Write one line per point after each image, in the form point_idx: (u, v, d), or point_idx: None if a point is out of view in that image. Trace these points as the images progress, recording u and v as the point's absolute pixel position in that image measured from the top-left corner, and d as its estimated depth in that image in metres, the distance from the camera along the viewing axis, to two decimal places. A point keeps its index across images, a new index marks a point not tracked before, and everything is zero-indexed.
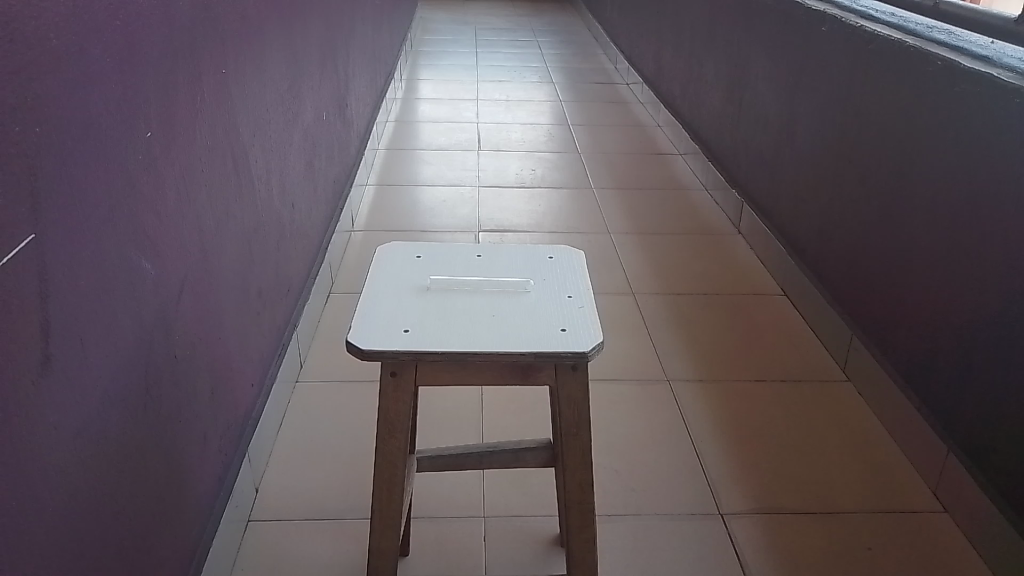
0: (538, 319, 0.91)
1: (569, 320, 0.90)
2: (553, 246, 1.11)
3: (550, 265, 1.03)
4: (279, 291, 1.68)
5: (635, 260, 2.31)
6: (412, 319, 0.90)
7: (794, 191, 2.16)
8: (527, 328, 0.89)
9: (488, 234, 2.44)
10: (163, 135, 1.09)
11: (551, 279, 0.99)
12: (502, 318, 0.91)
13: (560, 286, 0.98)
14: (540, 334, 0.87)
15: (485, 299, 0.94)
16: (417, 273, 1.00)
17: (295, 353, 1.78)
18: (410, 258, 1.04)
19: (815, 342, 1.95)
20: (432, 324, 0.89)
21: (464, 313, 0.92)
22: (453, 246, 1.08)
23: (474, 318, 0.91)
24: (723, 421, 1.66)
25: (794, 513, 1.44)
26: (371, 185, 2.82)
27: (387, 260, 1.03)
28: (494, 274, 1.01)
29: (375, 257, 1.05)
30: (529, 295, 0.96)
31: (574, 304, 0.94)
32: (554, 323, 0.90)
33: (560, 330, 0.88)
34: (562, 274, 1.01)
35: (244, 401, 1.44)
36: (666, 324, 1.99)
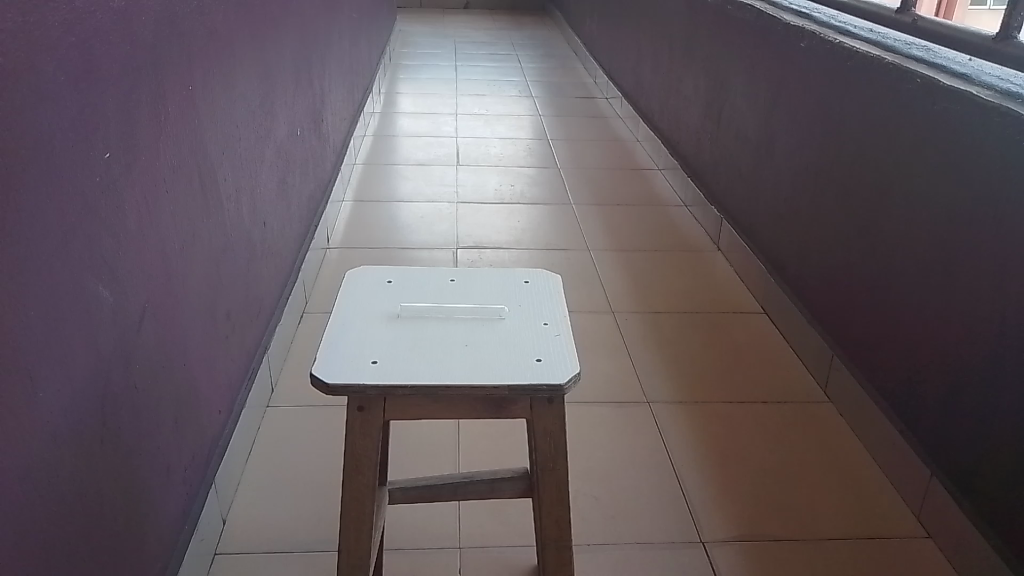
0: (513, 349, 0.87)
1: (545, 349, 0.87)
2: (529, 269, 1.07)
3: (526, 291, 1.00)
4: (249, 312, 1.63)
5: (615, 278, 2.28)
6: (381, 349, 0.86)
7: (774, 209, 2.14)
8: (501, 359, 0.85)
9: (466, 251, 2.41)
10: (123, 155, 1.04)
11: (527, 306, 0.96)
12: (475, 348, 0.87)
13: (536, 312, 0.94)
14: (515, 366, 0.84)
15: (457, 327, 0.91)
16: (388, 300, 0.96)
17: (266, 375, 1.73)
18: (381, 283, 1.00)
19: (796, 361, 1.93)
20: (401, 355, 0.85)
21: (435, 343, 0.88)
22: (426, 270, 1.04)
23: (446, 347, 0.87)
24: (703, 443, 1.64)
25: (775, 541, 1.41)
26: (347, 201, 2.78)
27: (356, 285, 0.99)
28: (468, 299, 0.97)
29: (345, 282, 1.01)
30: (503, 322, 0.92)
31: (551, 331, 0.90)
32: (528, 353, 0.86)
33: (535, 360, 0.85)
34: (538, 299, 0.98)
35: (211, 428, 1.39)
36: (646, 343, 1.96)
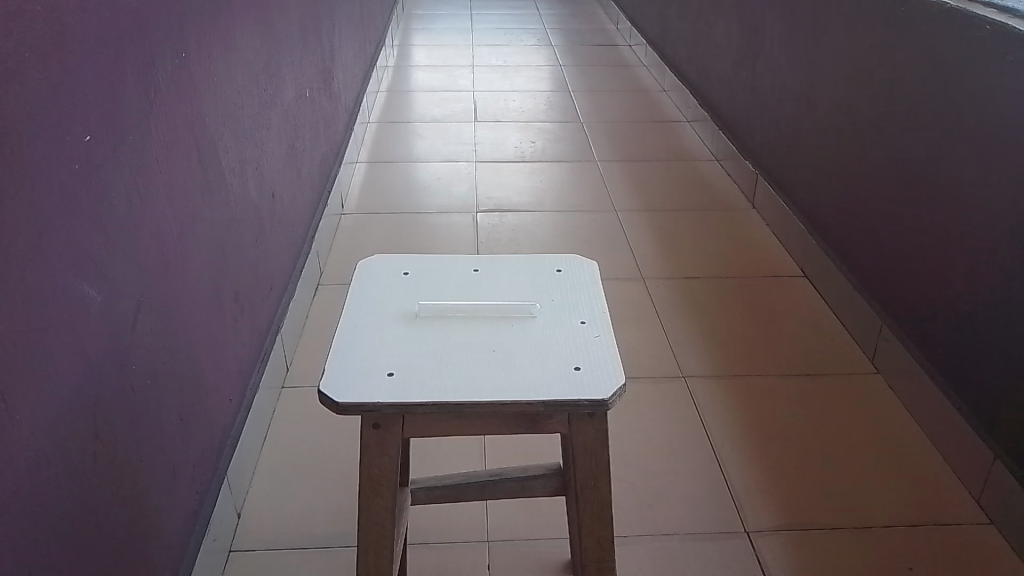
0: (547, 355, 0.77)
1: (583, 355, 0.77)
2: (561, 255, 0.97)
3: (558, 282, 0.89)
4: (259, 291, 1.54)
5: (644, 240, 2.16)
6: (397, 357, 0.76)
7: (815, 166, 2.00)
8: (534, 368, 0.75)
9: (487, 215, 2.30)
10: (106, 137, 0.94)
11: (561, 301, 0.85)
12: (504, 354, 0.77)
13: (571, 309, 0.84)
14: (549, 377, 0.74)
15: (483, 329, 0.81)
16: (405, 297, 0.86)
17: (281, 355, 1.65)
18: (397, 276, 0.90)
19: (840, 329, 1.82)
20: (419, 363, 0.75)
21: (458, 348, 0.78)
22: (446, 259, 0.94)
23: (471, 354, 0.77)
24: (744, 421, 1.54)
25: (825, 529, 1.32)
26: (361, 162, 2.66)
27: (368, 279, 0.90)
28: (494, 294, 0.87)
29: (356, 275, 0.91)
30: (535, 321, 0.82)
31: (590, 331, 0.80)
32: (565, 359, 0.76)
33: (573, 369, 0.75)
34: (573, 292, 0.87)
35: (222, 419, 1.31)
36: (680, 312, 1.86)
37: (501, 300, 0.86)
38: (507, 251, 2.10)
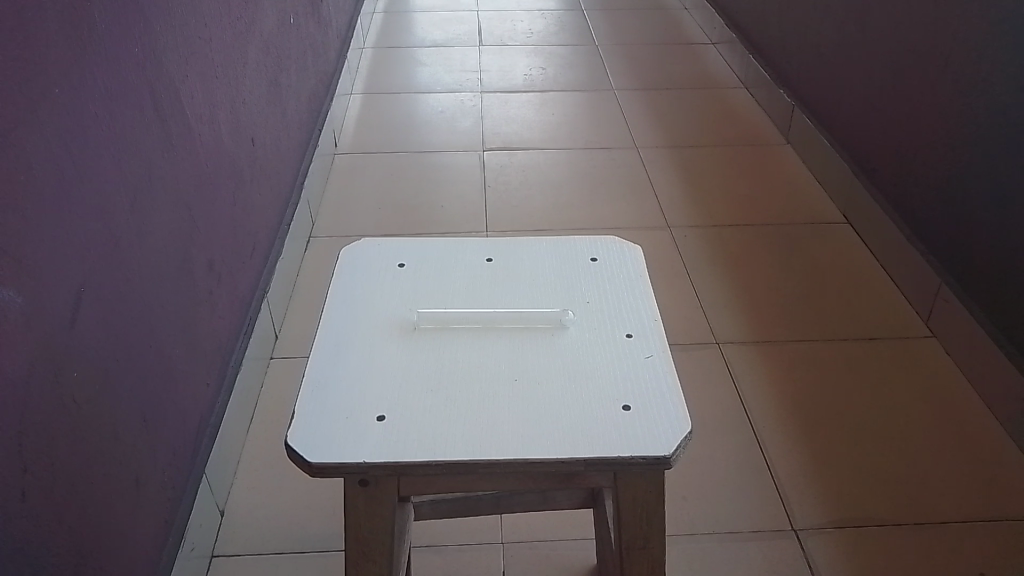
0: (584, 386, 0.59)
1: (632, 386, 0.59)
2: (593, 236, 0.78)
3: (595, 277, 0.71)
4: (240, 254, 1.35)
5: (668, 181, 1.96)
6: (390, 388, 0.59)
7: (863, 97, 1.78)
8: (569, 407, 0.57)
9: (494, 153, 2.08)
10: (20, 93, 0.74)
11: (599, 305, 0.68)
12: (530, 385, 0.59)
13: (612, 317, 0.66)
14: (590, 420, 0.56)
15: (501, 348, 0.63)
16: (399, 300, 0.68)
17: (269, 321, 1.48)
18: (390, 271, 0.72)
19: (889, 285, 1.63)
20: (418, 397, 0.58)
21: (469, 377, 0.60)
22: (451, 243, 0.76)
23: (486, 384, 0.59)
24: (786, 395, 1.37)
25: (881, 527, 1.17)
26: (356, 94, 2.44)
27: (354, 275, 0.71)
28: (514, 295, 0.69)
29: (338, 267, 0.73)
30: (567, 336, 0.64)
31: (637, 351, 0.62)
32: (610, 393, 0.58)
33: (621, 409, 0.57)
34: (613, 292, 0.69)
35: (197, 408, 1.15)
36: (711, 265, 1.67)
37: (523, 304, 0.68)
38: (518, 195, 1.90)
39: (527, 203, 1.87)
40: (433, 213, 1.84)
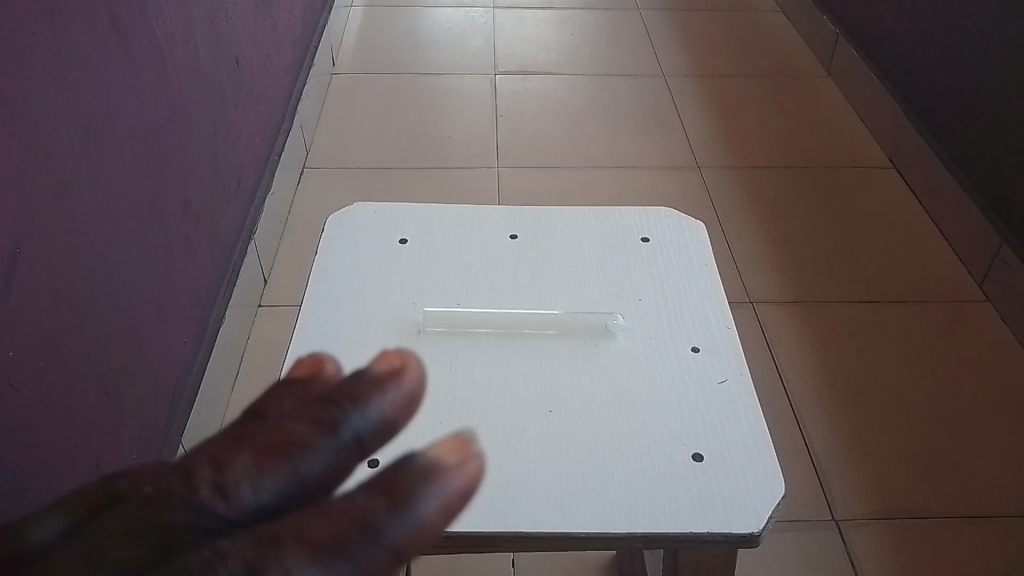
0: (642, 424, 0.50)
1: (705, 430, 0.50)
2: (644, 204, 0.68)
3: (646, 263, 0.62)
4: (222, 193, 1.20)
5: (698, 115, 1.78)
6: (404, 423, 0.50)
7: (921, 27, 1.58)
8: (617, 456, 0.48)
9: (507, 77, 1.90)
10: None
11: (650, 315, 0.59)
12: (577, 420, 0.50)
13: (672, 325, 0.56)
14: (651, 474, 0.47)
15: (540, 366, 0.54)
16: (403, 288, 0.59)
17: (257, 266, 1.33)
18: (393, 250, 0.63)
19: (939, 240, 1.47)
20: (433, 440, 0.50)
21: (505, 404, 0.51)
22: (470, 212, 0.66)
23: (523, 417, 0.50)
24: (826, 364, 1.24)
25: (928, 518, 1.06)
26: (357, 6, 2.22)
27: (347, 253, 0.62)
28: (553, 291, 0.59)
29: (328, 237, 0.64)
30: (619, 350, 0.55)
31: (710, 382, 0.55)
32: (677, 438, 0.49)
33: (693, 461, 0.48)
34: (673, 288, 0.60)
35: (172, 371, 1.01)
36: (744, 213, 1.52)
37: (562, 304, 0.58)
38: (533, 126, 1.73)
39: (544, 136, 1.70)
40: (440, 145, 1.67)
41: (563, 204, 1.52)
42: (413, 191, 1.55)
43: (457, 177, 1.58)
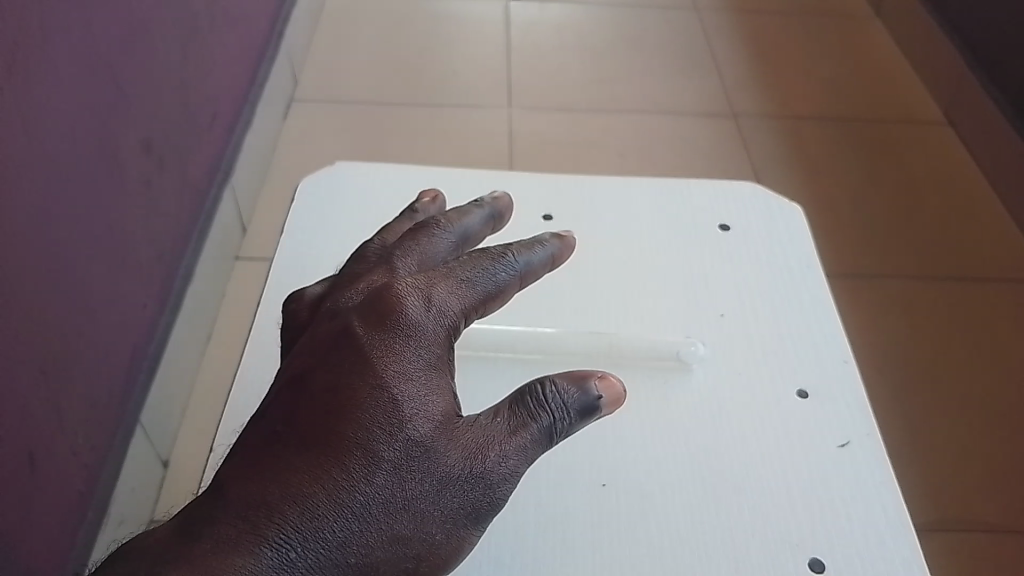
0: (757, 500, 0.50)
1: (831, 503, 0.50)
2: (730, 199, 0.69)
3: (734, 273, 0.63)
4: (192, 130, 1.04)
5: (732, 55, 1.60)
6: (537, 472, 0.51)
7: None
8: (738, 539, 0.48)
9: (521, 4, 1.70)
10: None
11: (752, 376, 0.57)
12: (700, 478, 0.51)
13: (777, 363, 0.58)
14: (771, 565, 0.47)
15: (655, 402, 0.55)
16: None
17: (234, 214, 1.18)
18: (383, 218, 0.65)
19: (1001, 211, 1.32)
20: (517, 518, 0.48)
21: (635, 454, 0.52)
22: (494, 186, 0.69)
23: (645, 468, 0.51)
24: (874, 349, 1.11)
25: (990, 533, 0.93)
26: None
27: (343, 218, 0.65)
28: (647, 303, 0.61)
29: (325, 197, 0.67)
30: (728, 397, 0.55)
31: (842, 475, 0.51)
32: (799, 525, 0.49)
33: (812, 558, 0.48)
34: (770, 309, 0.61)
35: (129, 340, 0.87)
36: (782, 171, 1.36)
37: (662, 325, 0.59)
38: (549, 61, 1.55)
39: (560, 73, 1.52)
40: (444, 78, 1.50)
41: (582, 152, 1.36)
42: (413, 133, 1.39)
43: (463, 118, 1.42)
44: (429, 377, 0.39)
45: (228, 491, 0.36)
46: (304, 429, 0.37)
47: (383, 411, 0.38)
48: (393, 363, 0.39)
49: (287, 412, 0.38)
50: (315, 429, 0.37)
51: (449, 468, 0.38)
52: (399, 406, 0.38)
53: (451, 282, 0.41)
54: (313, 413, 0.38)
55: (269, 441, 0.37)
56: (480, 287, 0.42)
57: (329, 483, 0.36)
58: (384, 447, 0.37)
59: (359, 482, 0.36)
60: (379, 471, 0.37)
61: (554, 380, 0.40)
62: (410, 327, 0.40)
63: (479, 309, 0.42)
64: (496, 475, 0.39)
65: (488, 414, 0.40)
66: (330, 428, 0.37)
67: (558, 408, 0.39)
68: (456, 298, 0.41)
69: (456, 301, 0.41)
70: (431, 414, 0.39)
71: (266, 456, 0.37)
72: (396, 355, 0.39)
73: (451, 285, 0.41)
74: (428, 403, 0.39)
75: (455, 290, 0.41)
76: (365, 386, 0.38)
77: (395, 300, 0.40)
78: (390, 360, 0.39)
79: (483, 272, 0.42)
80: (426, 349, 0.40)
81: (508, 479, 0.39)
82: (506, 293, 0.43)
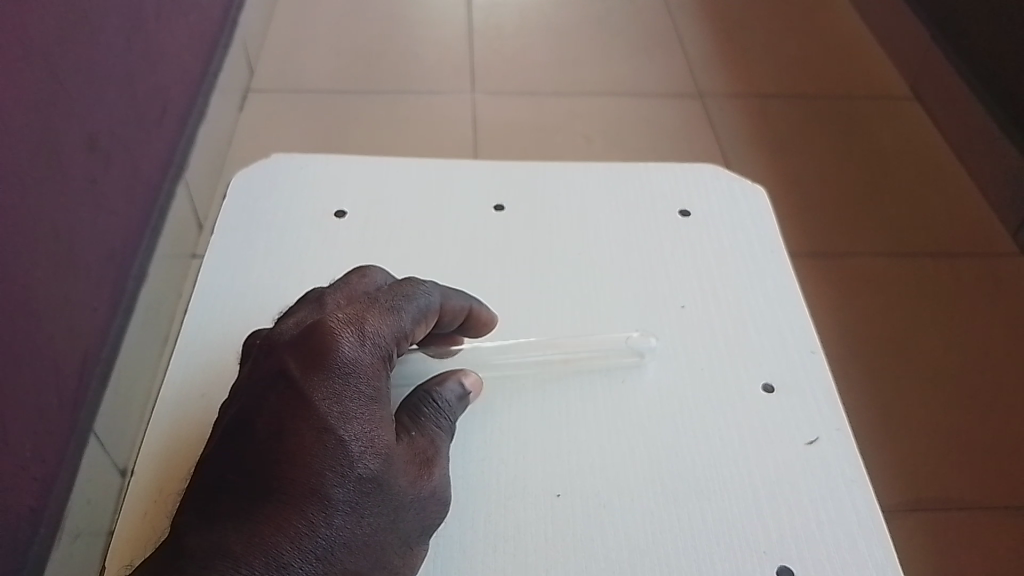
0: (723, 507, 0.49)
1: (799, 508, 0.49)
2: (692, 183, 0.68)
3: (697, 261, 0.62)
4: (141, 124, 1.00)
5: (698, 34, 1.58)
6: (507, 476, 0.49)
7: None
8: (705, 549, 0.47)
9: None
10: None
11: (714, 371, 0.55)
12: (668, 485, 0.49)
13: (743, 357, 0.56)
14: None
15: (628, 401, 0.53)
16: (349, 251, 0.60)
17: (190, 210, 1.14)
18: (328, 212, 0.63)
19: (968, 185, 1.31)
20: (480, 531, 0.47)
21: (611, 458, 0.50)
22: (444, 177, 0.66)
23: (614, 472, 0.50)
24: (844, 327, 1.10)
25: (965, 509, 0.93)
26: None
27: (285, 212, 0.63)
28: (612, 297, 0.59)
29: (266, 190, 0.64)
30: (695, 394, 0.54)
31: (814, 474, 0.50)
32: (766, 531, 0.48)
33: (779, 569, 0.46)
34: (735, 297, 0.60)
35: (79, 344, 0.84)
36: (749, 151, 1.34)
37: (626, 321, 0.57)
38: (512, 43, 1.52)
39: (524, 55, 1.49)
40: (404, 65, 1.46)
41: (547, 137, 1.34)
42: (373, 121, 1.35)
43: (425, 103, 1.39)
44: (372, 411, 0.43)
45: (193, 545, 0.39)
46: (258, 477, 0.40)
47: (335, 450, 0.41)
48: (337, 405, 0.42)
49: (238, 459, 0.41)
50: (271, 476, 0.40)
51: (399, 495, 0.42)
52: (348, 447, 0.41)
53: (377, 313, 0.45)
54: (264, 458, 0.41)
55: (225, 490, 0.40)
56: (405, 319, 0.46)
57: (292, 530, 0.39)
58: (337, 489, 0.40)
59: (319, 525, 0.40)
60: (338, 511, 0.40)
61: (451, 384, 0.49)
62: (349, 363, 0.43)
63: (405, 334, 0.46)
64: (436, 494, 0.44)
65: (422, 439, 0.46)
66: (285, 473, 0.40)
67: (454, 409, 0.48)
68: (386, 332, 0.45)
69: (384, 332, 0.45)
70: (378, 448, 0.42)
71: (227, 507, 0.40)
72: (337, 394, 0.42)
73: (377, 318, 0.45)
74: (372, 436, 0.42)
75: (383, 321, 0.45)
76: (312, 427, 0.41)
77: (330, 339, 0.43)
78: (334, 402, 0.42)
79: (404, 304, 0.47)
80: (366, 383, 0.43)
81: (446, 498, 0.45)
82: (424, 321, 0.48)
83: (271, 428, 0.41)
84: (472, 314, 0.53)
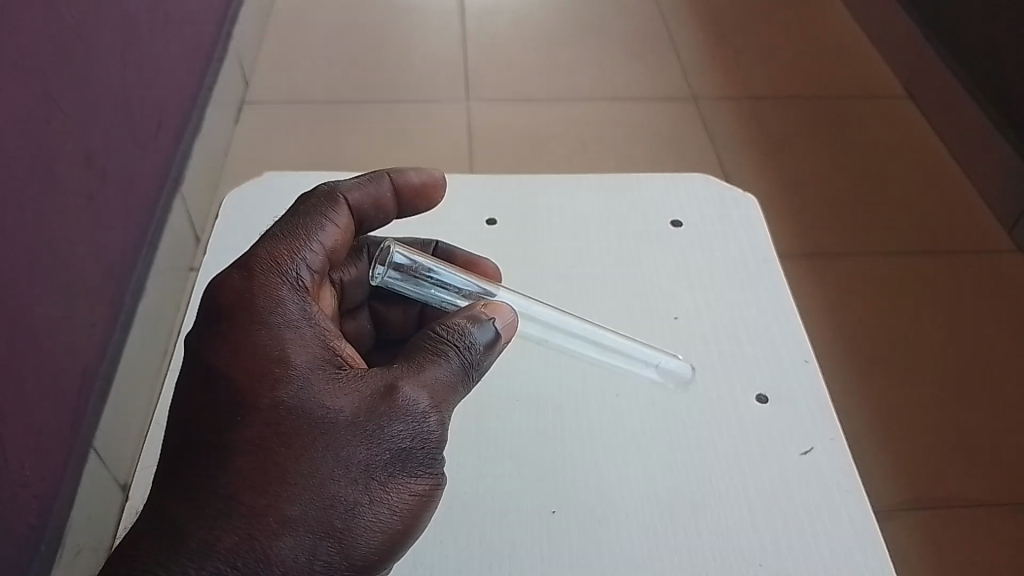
0: (711, 505, 0.52)
1: (787, 508, 0.52)
2: (684, 194, 0.71)
3: (688, 267, 0.65)
4: (136, 139, 1.00)
5: (692, 37, 1.58)
6: (526, 486, 0.53)
7: None
8: (690, 543, 0.50)
9: None
10: None
11: (706, 381, 0.58)
12: (662, 486, 0.53)
13: (739, 365, 0.59)
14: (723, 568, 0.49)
15: (640, 413, 0.57)
16: None
17: (187, 223, 1.14)
18: None
19: (964, 183, 1.31)
20: (497, 536, 0.51)
21: (624, 469, 0.54)
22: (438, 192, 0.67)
23: (621, 480, 0.53)
24: (843, 328, 1.10)
25: (966, 508, 0.93)
26: None
27: None
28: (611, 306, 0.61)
29: (261, 208, 0.65)
30: (697, 402, 0.57)
31: (804, 480, 0.53)
32: (754, 527, 0.51)
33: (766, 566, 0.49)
34: (723, 301, 0.63)
35: (78, 361, 0.84)
36: (745, 153, 1.35)
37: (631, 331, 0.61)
38: (506, 51, 1.52)
39: (518, 63, 1.50)
40: (399, 74, 1.46)
41: (542, 143, 1.34)
42: (369, 131, 1.35)
43: (420, 112, 1.39)
44: (268, 343, 0.44)
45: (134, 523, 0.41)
46: (196, 416, 0.42)
47: (232, 390, 0.42)
48: (227, 347, 0.43)
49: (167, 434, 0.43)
50: (185, 436, 0.42)
51: (316, 419, 0.42)
52: (243, 382, 0.42)
53: (267, 253, 0.48)
54: (181, 413, 0.43)
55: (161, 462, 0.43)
56: (297, 252, 0.48)
57: (206, 476, 0.40)
58: (242, 426, 0.41)
59: (231, 464, 0.40)
60: (245, 442, 0.41)
61: (472, 321, 0.47)
62: (238, 305, 0.45)
63: (303, 265, 0.48)
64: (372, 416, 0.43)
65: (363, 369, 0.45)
66: (194, 429, 0.42)
67: (471, 344, 0.46)
68: (279, 267, 0.47)
69: (273, 268, 0.47)
70: (278, 378, 0.42)
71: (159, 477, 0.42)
72: (228, 336, 0.44)
73: (266, 255, 0.48)
74: (268, 366, 0.43)
75: (272, 257, 0.48)
76: (209, 376, 0.43)
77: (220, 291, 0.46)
78: (224, 346, 0.44)
79: (296, 234, 0.49)
80: (256, 319, 0.44)
81: (398, 420, 0.43)
82: (322, 242, 0.50)
83: (205, 371, 0.43)
84: (395, 181, 0.55)
